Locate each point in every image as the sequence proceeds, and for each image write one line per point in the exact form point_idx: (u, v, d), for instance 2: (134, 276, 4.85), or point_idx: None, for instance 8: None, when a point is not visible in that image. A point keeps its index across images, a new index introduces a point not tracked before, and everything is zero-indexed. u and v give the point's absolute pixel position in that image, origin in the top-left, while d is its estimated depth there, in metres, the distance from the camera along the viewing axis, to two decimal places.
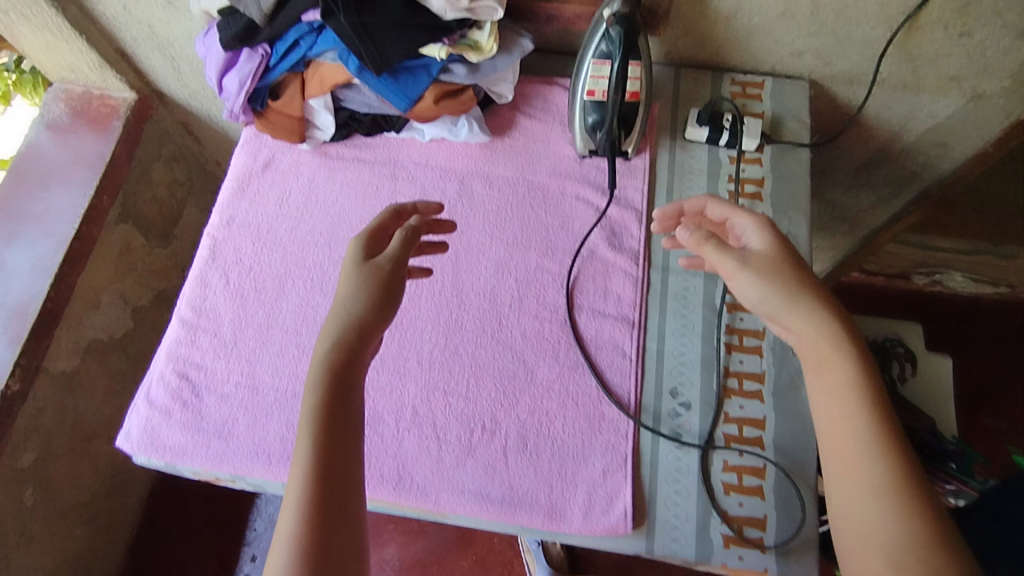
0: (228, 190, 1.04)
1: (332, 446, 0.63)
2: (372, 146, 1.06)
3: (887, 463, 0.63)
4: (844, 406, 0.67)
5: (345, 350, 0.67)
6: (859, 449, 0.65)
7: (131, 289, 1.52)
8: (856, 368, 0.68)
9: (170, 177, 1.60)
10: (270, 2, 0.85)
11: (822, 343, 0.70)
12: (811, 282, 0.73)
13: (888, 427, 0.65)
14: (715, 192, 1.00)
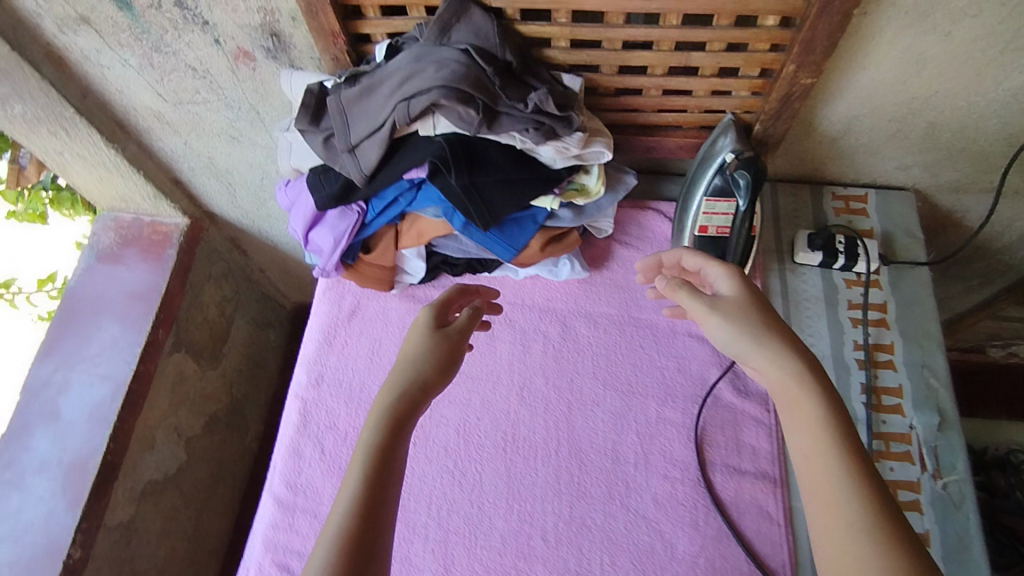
0: (313, 343, 0.97)
1: (373, 511, 0.56)
2: (462, 287, 0.99)
3: (876, 520, 0.52)
4: (823, 448, 0.57)
5: (407, 401, 0.62)
6: (845, 501, 0.54)
7: (184, 420, 1.44)
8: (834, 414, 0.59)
9: (220, 295, 1.54)
10: (372, 164, 0.80)
11: (789, 384, 0.61)
12: (781, 325, 0.65)
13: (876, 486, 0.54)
14: (837, 321, 0.94)
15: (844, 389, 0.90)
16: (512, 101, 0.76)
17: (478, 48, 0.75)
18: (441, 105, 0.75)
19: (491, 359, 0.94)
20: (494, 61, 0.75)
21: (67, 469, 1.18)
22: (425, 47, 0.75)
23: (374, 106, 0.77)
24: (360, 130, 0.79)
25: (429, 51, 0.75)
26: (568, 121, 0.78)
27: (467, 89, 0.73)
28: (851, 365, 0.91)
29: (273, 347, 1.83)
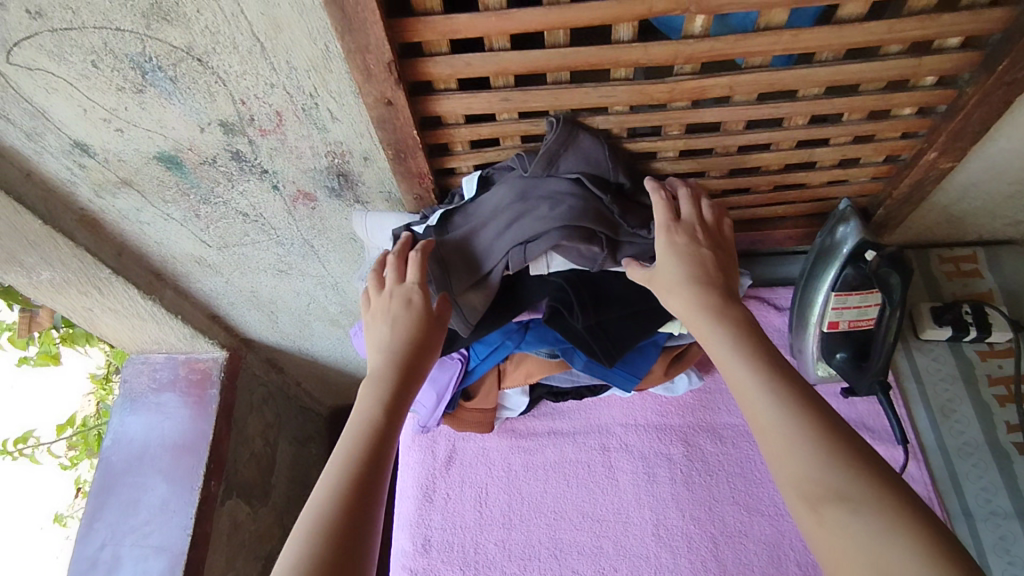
0: (412, 501, 0.87)
1: (368, 474, 0.54)
2: (566, 413, 0.91)
3: (788, 409, 0.51)
4: (732, 356, 0.57)
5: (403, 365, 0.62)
6: (755, 399, 0.53)
7: (243, 570, 1.31)
8: (732, 326, 0.59)
9: (263, 422, 1.42)
10: (479, 313, 0.71)
11: (692, 314, 0.61)
12: (698, 264, 0.64)
13: (782, 377, 0.53)
14: (981, 401, 0.86)
15: (1013, 481, 0.81)
16: (634, 230, 0.69)
17: (592, 175, 0.68)
18: (561, 245, 0.67)
19: (616, 496, 0.85)
20: (611, 189, 0.68)
21: None
22: (532, 181, 0.68)
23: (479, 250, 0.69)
24: (464, 277, 0.70)
25: (537, 185, 0.67)
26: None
27: (591, 228, 0.66)
28: (1011, 451, 0.83)
29: (316, 461, 1.70)
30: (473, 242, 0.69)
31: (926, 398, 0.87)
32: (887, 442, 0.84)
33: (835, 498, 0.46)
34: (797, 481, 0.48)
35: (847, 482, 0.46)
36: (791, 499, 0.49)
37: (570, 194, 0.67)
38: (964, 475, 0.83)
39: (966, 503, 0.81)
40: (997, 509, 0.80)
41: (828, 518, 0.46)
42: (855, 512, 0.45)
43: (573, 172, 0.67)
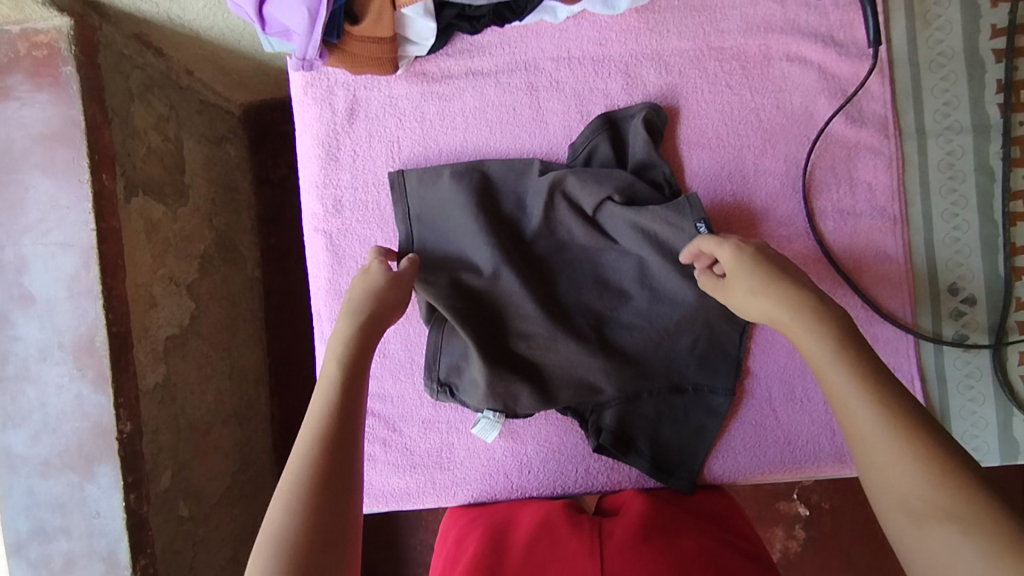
0: (316, 161, 0.76)
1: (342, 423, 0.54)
2: (487, 49, 0.76)
3: (896, 418, 0.48)
4: (832, 368, 0.53)
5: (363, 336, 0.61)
6: (856, 409, 0.50)
7: (176, 267, 1.27)
8: (836, 333, 0.55)
9: (154, 113, 1.23)
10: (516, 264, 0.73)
11: (789, 324, 0.57)
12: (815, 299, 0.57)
13: (890, 392, 0.50)
14: (970, 3, 0.74)
15: (977, 92, 0.74)
16: (643, 152, 0.73)
17: (578, 244, 0.74)
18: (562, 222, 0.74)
19: (545, 140, 0.76)
20: (591, 203, 0.73)
21: (74, 350, 1.03)
22: (537, 235, 0.74)
23: (492, 249, 0.72)
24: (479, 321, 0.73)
25: (544, 239, 0.75)
26: (683, 390, 0.74)
27: (604, 184, 0.72)
28: (986, 60, 0.74)
29: (238, 164, 1.57)
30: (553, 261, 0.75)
31: (911, 9, 0.74)
32: (854, 57, 0.73)
33: (945, 518, 0.43)
34: (897, 500, 0.46)
35: (957, 502, 0.44)
36: (892, 513, 0.47)
37: (573, 220, 0.73)
38: (928, 89, 0.74)
39: (922, 119, 0.75)
40: (952, 125, 0.74)
41: (932, 535, 0.44)
42: (965, 531, 0.42)
43: (577, 161, 0.74)
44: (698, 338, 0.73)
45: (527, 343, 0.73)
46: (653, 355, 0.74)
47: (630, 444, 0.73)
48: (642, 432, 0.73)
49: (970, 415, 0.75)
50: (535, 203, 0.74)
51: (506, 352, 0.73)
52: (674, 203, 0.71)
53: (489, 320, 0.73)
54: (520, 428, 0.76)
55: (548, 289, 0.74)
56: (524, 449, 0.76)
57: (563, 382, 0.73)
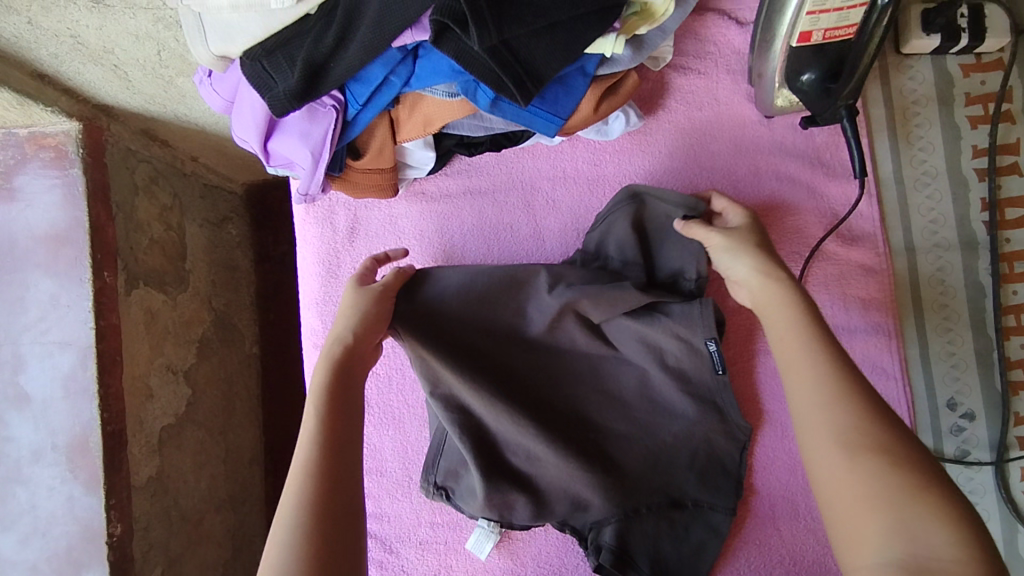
0: (316, 279, 0.77)
1: (336, 441, 0.54)
2: (484, 169, 0.78)
3: (840, 372, 0.51)
4: (795, 327, 0.55)
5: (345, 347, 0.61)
6: (807, 360, 0.52)
7: (174, 354, 1.26)
8: (797, 301, 0.57)
9: (158, 203, 1.25)
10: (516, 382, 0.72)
11: (754, 282, 0.61)
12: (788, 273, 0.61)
13: (838, 353, 0.53)
14: (951, 125, 0.76)
15: (964, 209, 0.76)
16: (673, 270, 0.72)
17: (579, 349, 0.73)
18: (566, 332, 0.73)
19: (542, 257, 0.77)
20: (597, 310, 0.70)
21: (68, 452, 1.02)
22: (536, 343, 0.73)
23: (491, 359, 0.71)
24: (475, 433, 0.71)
25: (544, 346, 0.73)
26: (683, 504, 0.73)
27: (609, 303, 0.70)
28: (969, 179, 0.76)
29: (238, 243, 1.59)
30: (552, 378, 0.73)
31: (894, 131, 0.77)
32: (842, 178, 0.76)
33: (873, 451, 0.46)
34: (838, 434, 0.48)
35: (896, 448, 0.46)
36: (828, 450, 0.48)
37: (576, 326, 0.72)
38: (915, 207, 0.76)
39: (911, 236, 0.76)
40: (941, 241, 0.76)
41: (861, 467, 0.46)
42: (892, 470, 0.45)
43: (591, 249, 0.74)
44: (698, 453, 0.73)
45: (523, 456, 0.72)
46: (653, 472, 0.72)
47: (630, 560, 0.71)
48: (642, 552, 0.72)
49: None
50: (536, 310, 0.72)
51: (503, 466, 0.72)
52: (685, 317, 0.70)
53: (484, 433, 0.72)
54: (519, 550, 0.75)
55: (547, 403, 0.73)
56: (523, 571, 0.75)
57: (559, 496, 0.72)
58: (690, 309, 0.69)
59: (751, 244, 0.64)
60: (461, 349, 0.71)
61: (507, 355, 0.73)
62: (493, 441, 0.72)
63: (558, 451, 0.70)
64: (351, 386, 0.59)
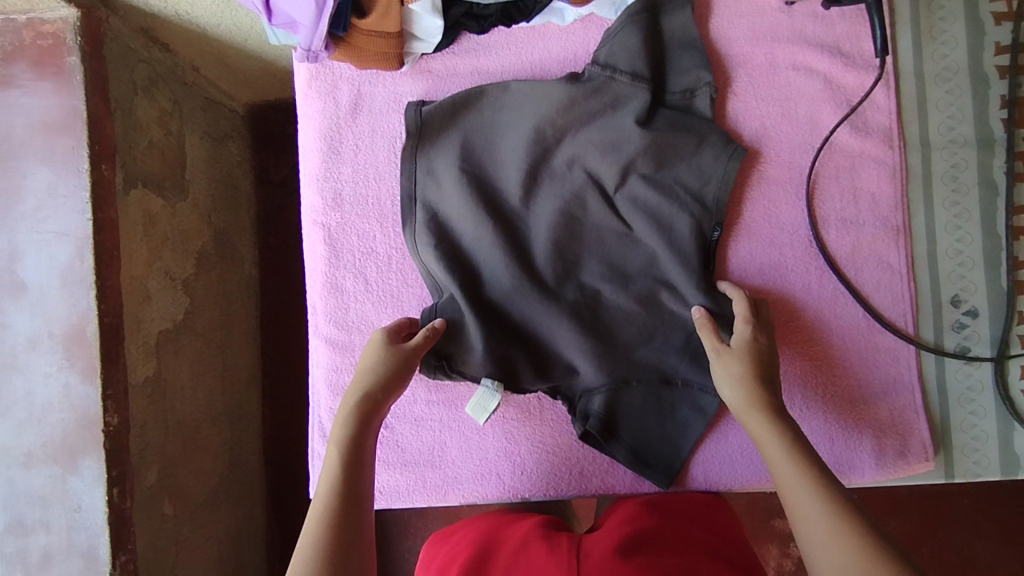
0: (318, 153, 0.76)
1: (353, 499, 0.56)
2: (493, 49, 0.76)
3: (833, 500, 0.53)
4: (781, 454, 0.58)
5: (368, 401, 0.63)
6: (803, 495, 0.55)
7: (172, 261, 1.26)
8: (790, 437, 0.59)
9: (158, 109, 1.23)
10: (519, 248, 0.74)
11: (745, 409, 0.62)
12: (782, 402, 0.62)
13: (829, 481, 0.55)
14: (976, 19, 0.74)
15: (983, 106, 0.74)
16: (684, 86, 0.74)
17: (592, 216, 0.74)
18: (578, 193, 0.74)
19: None
20: (619, 173, 0.73)
21: (64, 341, 1.02)
22: (546, 203, 0.74)
23: (494, 218, 0.73)
24: (475, 291, 0.73)
25: (557, 208, 0.74)
26: (672, 382, 0.74)
27: (623, 160, 0.73)
28: (991, 76, 0.74)
29: (240, 162, 1.57)
30: (555, 245, 0.74)
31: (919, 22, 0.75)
32: (859, 69, 0.74)
33: None
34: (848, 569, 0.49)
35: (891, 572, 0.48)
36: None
37: (591, 188, 0.74)
38: (933, 103, 0.75)
39: (927, 131, 0.75)
40: (957, 138, 0.75)
41: None
42: None
43: (600, 62, 0.73)
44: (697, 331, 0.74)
45: (518, 312, 0.74)
46: (645, 346, 0.74)
47: (616, 428, 0.73)
48: (628, 422, 0.74)
49: (970, 428, 0.75)
50: (544, 166, 0.74)
51: (500, 325, 0.74)
52: (697, 176, 0.73)
53: (485, 290, 0.74)
54: (513, 429, 0.76)
55: (549, 263, 0.74)
56: (517, 450, 0.75)
57: (551, 359, 0.74)
58: (711, 188, 0.73)
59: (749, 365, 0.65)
60: (464, 199, 0.73)
61: (513, 213, 0.74)
62: (494, 308, 0.74)
63: (555, 313, 0.73)
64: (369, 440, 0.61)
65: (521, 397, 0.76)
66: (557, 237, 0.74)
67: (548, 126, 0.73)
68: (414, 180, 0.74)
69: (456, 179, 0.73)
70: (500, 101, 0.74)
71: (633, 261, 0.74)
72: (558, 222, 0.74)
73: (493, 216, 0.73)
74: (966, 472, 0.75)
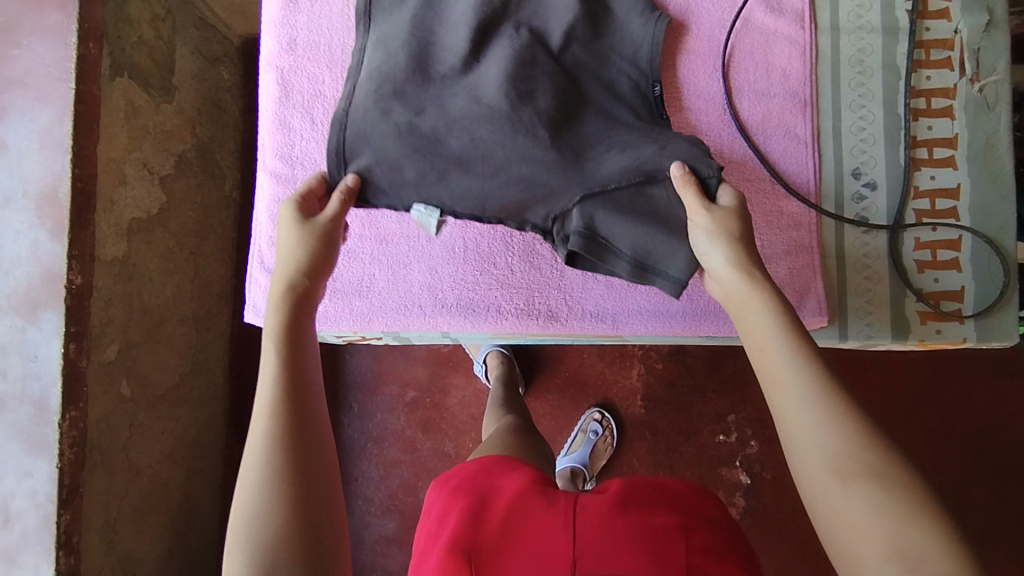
0: (277, 2, 0.82)
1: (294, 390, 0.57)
2: None
3: (825, 386, 0.53)
4: (772, 338, 0.57)
5: (297, 294, 0.63)
6: (798, 379, 0.54)
7: (152, 156, 1.32)
8: (784, 317, 0.58)
9: (151, 11, 1.31)
10: (464, 96, 0.70)
11: (737, 292, 0.61)
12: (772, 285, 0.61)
13: (822, 363, 0.55)
14: None
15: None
16: None
17: (544, 65, 0.72)
18: (527, 50, 0.73)
19: None
20: (562, 34, 0.75)
21: (37, 199, 1.02)
22: (496, 60, 0.72)
23: (441, 70, 0.71)
24: (416, 128, 0.68)
25: (508, 55, 0.72)
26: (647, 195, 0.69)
27: (565, 25, 0.75)
28: None
29: (229, 87, 1.64)
30: (508, 89, 0.69)
31: None
32: None
33: (868, 475, 0.49)
34: (834, 459, 0.50)
35: (883, 467, 0.49)
36: (821, 471, 0.50)
37: (538, 43, 0.74)
38: None
39: (837, 17, 0.82)
40: (864, 25, 0.81)
41: (856, 492, 0.49)
42: (884, 491, 0.48)
43: None
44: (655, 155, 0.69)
45: (463, 156, 0.68)
46: (612, 189, 0.69)
47: (607, 246, 0.70)
48: (621, 236, 0.69)
49: (865, 292, 0.79)
50: (494, 23, 0.74)
51: (443, 163, 0.68)
52: (627, 41, 0.78)
53: (425, 129, 0.68)
54: (437, 266, 0.81)
55: (502, 109, 0.68)
56: (440, 285, 0.81)
57: (504, 204, 0.69)
58: (643, 54, 0.79)
59: (737, 235, 0.63)
60: (411, 48, 0.71)
61: (463, 60, 0.72)
62: (436, 146, 0.68)
63: (503, 158, 0.68)
64: (303, 330, 0.62)
65: (448, 238, 0.82)
66: (510, 85, 0.70)
67: None
68: (367, 42, 0.75)
69: (405, 29, 0.72)
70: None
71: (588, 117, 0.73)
72: (510, 72, 0.70)
73: (441, 62, 0.71)
74: (859, 333, 0.79)
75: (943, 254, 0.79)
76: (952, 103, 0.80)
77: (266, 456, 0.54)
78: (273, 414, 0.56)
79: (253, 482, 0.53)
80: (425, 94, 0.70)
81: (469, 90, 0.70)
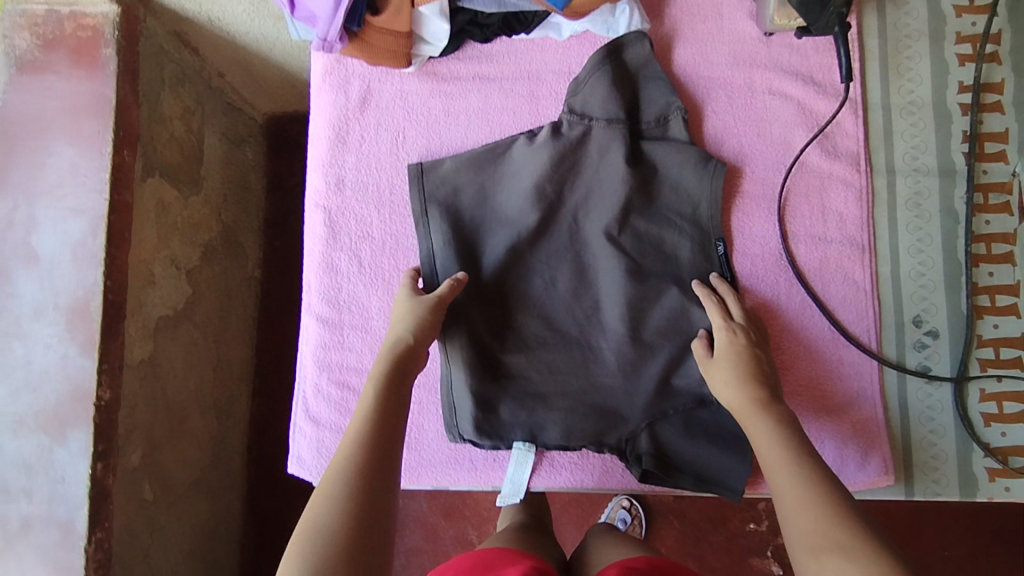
0: (324, 141, 0.81)
1: (377, 442, 0.59)
2: (494, 58, 0.82)
3: (809, 473, 0.55)
4: (768, 437, 0.60)
5: (400, 357, 0.68)
6: (785, 470, 0.56)
7: (179, 250, 1.29)
8: (776, 418, 0.61)
9: (181, 103, 1.27)
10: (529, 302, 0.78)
11: (737, 405, 0.65)
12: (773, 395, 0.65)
13: (811, 459, 0.56)
14: (942, 60, 0.80)
15: (945, 139, 0.80)
16: (656, 114, 0.79)
17: (602, 262, 0.77)
18: (583, 243, 0.78)
19: None
20: (617, 217, 0.77)
21: (68, 313, 0.89)
22: (556, 257, 0.78)
23: (509, 279, 0.78)
24: (489, 340, 0.78)
25: (567, 261, 0.78)
26: (707, 402, 0.76)
27: (619, 207, 0.77)
28: (953, 112, 0.80)
29: (253, 167, 1.59)
30: (568, 292, 0.78)
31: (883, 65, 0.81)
32: (830, 97, 0.80)
33: (835, 548, 0.48)
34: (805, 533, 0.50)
35: (844, 536, 0.49)
36: (797, 552, 0.50)
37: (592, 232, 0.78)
38: (898, 134, 0.81)
39: (892, 159, 0.80)
40: (920, 167, 0.80)
41: (827, 563, 0.47)
42: (859, 562, 0.46)
43: (575, 111, 0.78)
44: None
45: (538, 364, 0.78)
46: (674, 378, 0.77)
47: (671, 462, 0.75)
48: (686, 453, 0.76)
49: (930, 446, 0.77)
50: (551, 221, 0.78)
51: (517, 381, 0.78)
52: (684, 200, 0.78)
53: (500, 348, 0.78)
54: None
55: (567, 319, 0.78)
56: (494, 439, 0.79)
57: (578, 402, 0.77)
58: (703, 208, 0.78)
59: (737, 369, 0.68)
60: (478, 259, 0.78)
61: (526, 270, 0.78)
62: (506, 356, 0.78)
63: (569, 368, 0.78)
64: (402, 389, 0.66)
65: None
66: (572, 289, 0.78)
67: (548, 183, 0.77)
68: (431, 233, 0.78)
69: (471, 238, 0.79)
70: (501, 151, 0.78)
71: (652, 293, 0.77)
72: (568, 277, 0.78)
73: (509, 273, 0.78)
74: (926, 491, 0.77)
75: (1009, 407, 0.76)
76: (1013, 249, 0.78)
77: (336, 497, 0.54)
78: (355, 462, 0.57)
79: (317, 519, 0.52)
80: (493, 301, 0.78)
81: (533, 293, 0.78)
